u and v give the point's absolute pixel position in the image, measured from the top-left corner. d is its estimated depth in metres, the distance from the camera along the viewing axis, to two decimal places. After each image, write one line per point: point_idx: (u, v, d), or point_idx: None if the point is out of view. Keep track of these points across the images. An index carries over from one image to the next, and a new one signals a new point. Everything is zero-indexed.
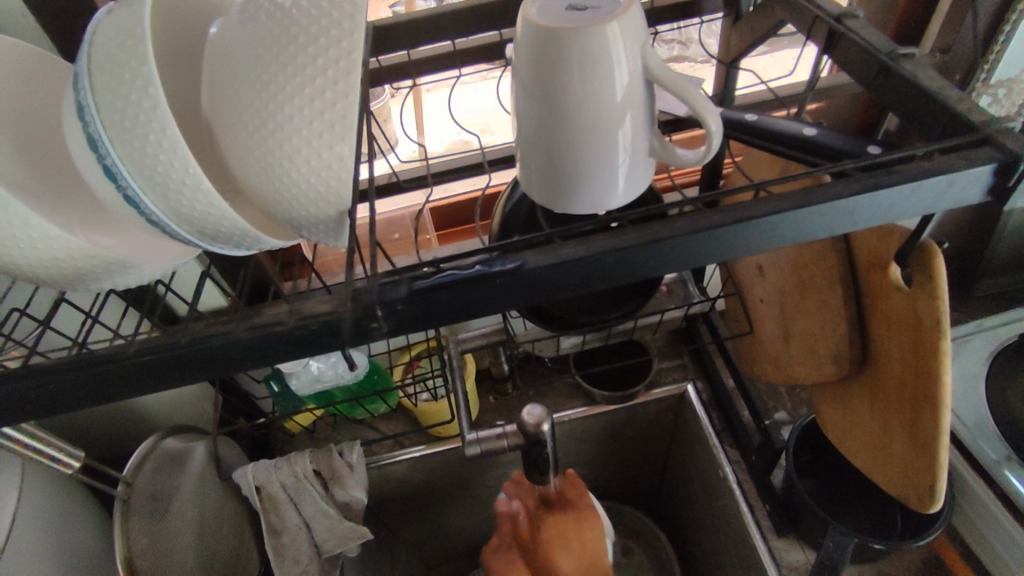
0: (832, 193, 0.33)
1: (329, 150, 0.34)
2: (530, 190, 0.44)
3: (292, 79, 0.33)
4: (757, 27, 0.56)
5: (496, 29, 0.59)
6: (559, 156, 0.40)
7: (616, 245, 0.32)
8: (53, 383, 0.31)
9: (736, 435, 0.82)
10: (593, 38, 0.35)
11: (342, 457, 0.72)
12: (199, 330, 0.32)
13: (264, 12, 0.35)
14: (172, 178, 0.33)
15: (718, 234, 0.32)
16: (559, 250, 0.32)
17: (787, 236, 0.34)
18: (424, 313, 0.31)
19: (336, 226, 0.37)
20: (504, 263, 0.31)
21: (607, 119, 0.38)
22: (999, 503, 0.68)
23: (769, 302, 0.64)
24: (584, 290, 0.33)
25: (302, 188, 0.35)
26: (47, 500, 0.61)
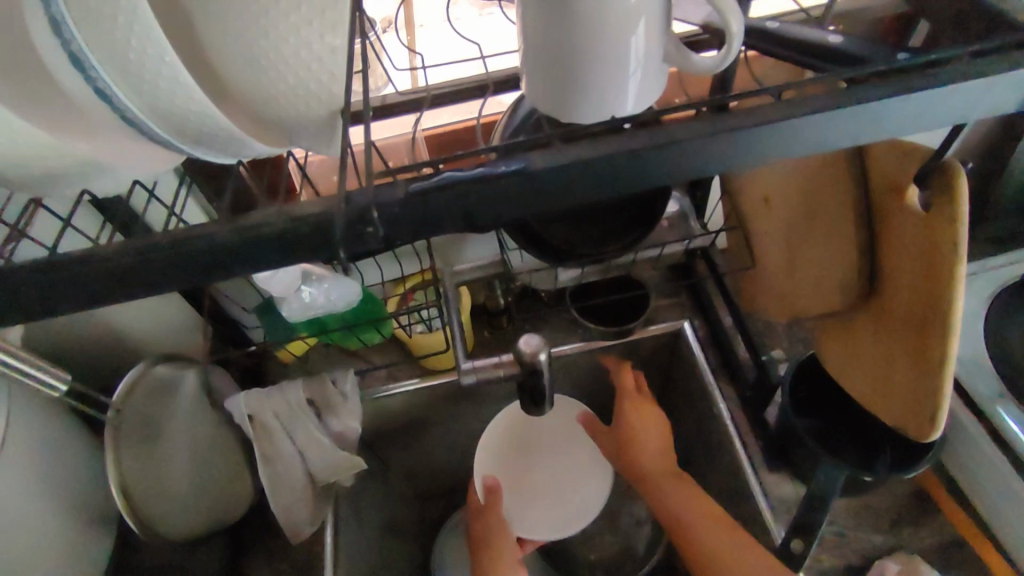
0: (859, 96, 0.31)
1: (319, 40, 0.31)
2: (533, 102, 0.41)
3: None
4: None
5: None
6: (567, 63, 0.37)
7: (630, 148, 0.29)
8: (27, 285, 0.29)
9: (731, 372, 0.82)
10: None
11: (335, 385, 0.73)
12: (181, 233, 0.30)
13: None
14: (147, 67, 0.31)
15: (736, 139, 0.30)
16: (567, 151, 0.30)
17: (809, 143, 0.32)
18: (421, 217, 0.29)
19: (327, 129, 0.35)
20: (509, 165, 0.29)
21: (622, 20, 0.35)
22: (988, 439, 0.69)
23: (774, 233, 0.63)
24: (592, 199, 0.31)
25: (291, 85, 0.33)
26: (37, 424, 0.60)
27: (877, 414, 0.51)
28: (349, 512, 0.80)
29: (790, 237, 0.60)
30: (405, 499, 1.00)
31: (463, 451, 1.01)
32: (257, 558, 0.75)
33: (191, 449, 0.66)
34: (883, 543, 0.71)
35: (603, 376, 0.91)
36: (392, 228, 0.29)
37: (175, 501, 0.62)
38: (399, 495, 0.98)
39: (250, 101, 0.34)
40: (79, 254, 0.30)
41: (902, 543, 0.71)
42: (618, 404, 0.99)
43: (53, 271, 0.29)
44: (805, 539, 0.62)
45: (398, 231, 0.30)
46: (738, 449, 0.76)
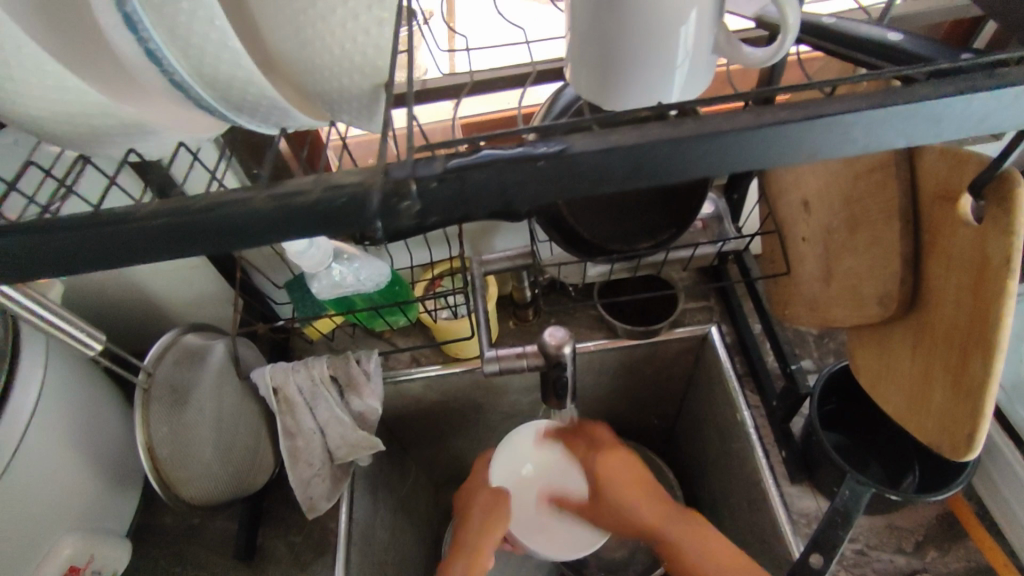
0: (917, 94, 0.30)
1: (367, 12, 0.31)
2: (578, 88, 0.40)
3: None
4: None
5: None
6: (614, 50, 0.36)
7: (675, 135, 0.29)
8: (68, 239, 0.30)
9: (758, 380, 0.80)
10: None
11: (359, 365, 0.71)
12: (219, 196, 0.30)
13: None
14: (197, 31, 0.31)
15: (786, 132, 0.29)
16: (610, 135, 0.29)
17: (863, 142, 0.30)
18: (457, 194, 0.29)
19: (370, 102, 0.35)
20: (549, 146, 0.29)
21: (673, 7, 0.34)
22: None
23: (813, 239, 0.61)
24: (630, 187, 0.31)
25: (336, 56, 0.33)
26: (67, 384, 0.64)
27: (910, 431, 0.49)
28: (365, 492, 0.81)
29: (831, 244, 0.58)
30: (420, 484, 1.01)
31: (480, 441, 1.01)
32: (273, 529, 0.77)
33: (216, 417, 0.67)
34: (906, 566, 0.69)
35: (626, 376, 0.91)
36: (427, 204, 0.29)
37: (196, 468, 0.63)
38: (414, 480, 0.99)
39: (295, 72, 0.34)
40: (120, 211, 0.30)
41: (926, 567, 0.69)
42: (639, 405, 0.98)
43: (94, 226, 0.30)
44: (825, 555, 0.60)
45: (434, 207, 0.29)
46: (760, 459, 0.74)
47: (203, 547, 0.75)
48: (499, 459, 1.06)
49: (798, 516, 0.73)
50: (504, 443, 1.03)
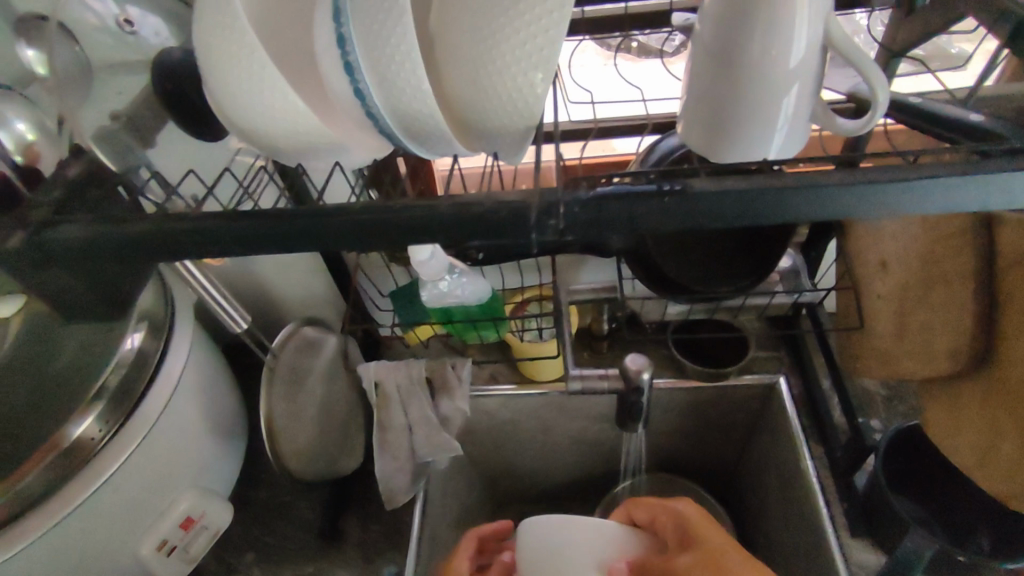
0: (990, 166, 0.35)
1: (532, 71, 0.39)
2: (690, 144, 0.47)
3: (513, 8, 0.39)
4: (931, 22, 0.56)
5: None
6: (725, 113, 0.43)
7: (780, 186, 0.35)
8: (292, 225, 0.39)
9: (824, 433, 0.83)
10: (783, 4, 0.38)
11: (454, 371, 0.79)
12: (407, 203, 0.38)
13: None
14: (400, 77, 0.40)
15: (874, 190, 0.35)
16: (724, 181, 0.36)
17: (940, 203, 0.36)
18: (595, 217, 0.37)
19: (521, 140, 0.43)
20: (673, 186, 0.36)
21: (780, 81, 0.41)
22: None
23: (887, 298, 0.66)
24: (736, 224, 0.37)
25: (503, 102, 0.41)
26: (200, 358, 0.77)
27: (979, 482, 0.52)
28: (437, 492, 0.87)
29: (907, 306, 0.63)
30: (482, 498, 1.07)
31: (543, 465, 1.06)
32: (354, 515, 0.84)
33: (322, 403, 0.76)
34: None
35: (691, 416, 0.94)
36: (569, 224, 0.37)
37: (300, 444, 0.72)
38: (477, 493, 1.05)
39: (463, 113, 0.43)
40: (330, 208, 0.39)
41: None
42: (701, 448, 1.01)
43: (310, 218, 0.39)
44: None
45: (575, 226, 0.37)
46: (821, 507, 0.76)
47: (292, 522, 0.83)
48: (558, 485, 1.11)
49: (856, 569, 0.74)
50: (564, 469, 1.07)
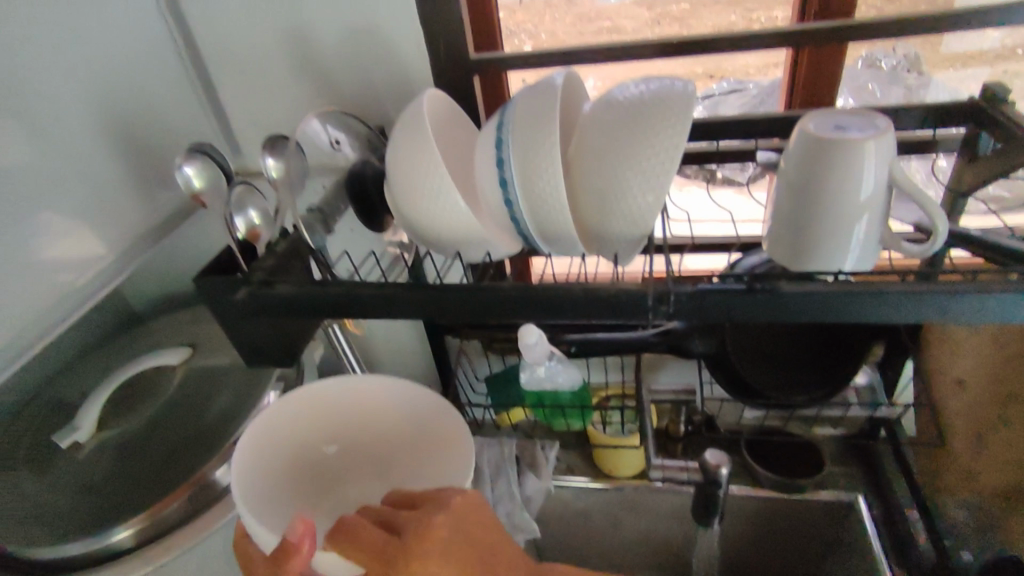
0: None
1: (649, 193, 0.50)
2: (776, 257, 0.56)
3: (634, 145, 0.50)
4: (993, 167, 0.64)
5: (754, 137, 0.71)
6: (804, 234, 0.52)
7: (857, 290, 0.43)
8: (453, 296, 0.50)
9: (907, 558, 0.81)
10: (853, 153, 0.48)
11: (543, 451, 0.86)
12: (545, 285, 0.49)
13: (618, 102, 0.52)
14: (544, 193, 0.51)
15: (939, 298, 0.43)
16: (808, 283, 0.45)
17: (996, 313, 0.43)
18: (698, 306, 0.46)
19: (636, 243, 0.54)
20: (763, 286, 0.45)
21: (853, 211, 0.50)
22: None
23: (974, 416, 0.71)
24: (816, 319, 0.46)
25: (623, 215, 0.52)
26: None
27: None
28: None
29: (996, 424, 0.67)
30: None
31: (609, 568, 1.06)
32: None
33: None
34: None
35: (766, 530, 0.94)
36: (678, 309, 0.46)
37: None
38: None
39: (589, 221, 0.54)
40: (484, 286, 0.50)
41: None
42: (773, 567, 0.99)
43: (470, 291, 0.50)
44: None
45: (684, 311, 0.46)
46: None
47: None
48: None
49: None
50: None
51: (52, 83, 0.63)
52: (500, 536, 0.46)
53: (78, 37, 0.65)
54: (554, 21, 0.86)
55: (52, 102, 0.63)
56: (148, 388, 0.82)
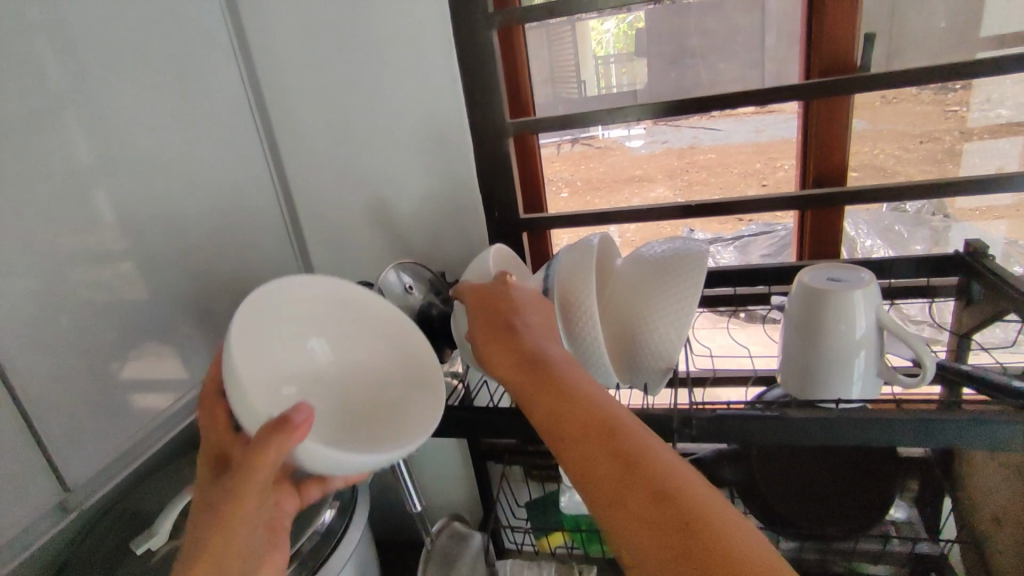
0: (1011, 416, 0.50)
1: (671, 333, 0.60)
2: (788, 389, 0.63)
3: (657, 295, 0.60)
4: (987, 311, 0.72)
5: (766, 283, 0.81)
6: (810, 370, 0.60)
7: (855, 417, 0.52)
8: None
9: None
10: (843, 300, 0.57)
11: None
12: None
13: (643, 257, 0.64)
14: (582, 332, 0.61)
15: (923, 425, 0.51)
16: (811, 411, 0.53)
17: (977, 439, 0.51)
18: (718, 430, 0.54)
19: (661, 376, 0.62)
20: (773, 413, 0.53)
21: (849, 350, 0.58)
22: None
23: (1007, 552, 0.72)
24: (821, 442, 0.54)
25: (649, 351, 0.61)
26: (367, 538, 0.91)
27: None
28: None
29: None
30: None
31: None
32: None
33: None
34: None
35: None
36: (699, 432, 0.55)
37: None
38: None
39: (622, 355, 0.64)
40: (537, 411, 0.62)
41: None
42: None
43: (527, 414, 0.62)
44: None
45: (705, 433, 0.55)
46: None
47: None
48: None
49: None
50: None
51: (183, 238, 0.79)
52: (581, 414, 0.43)
53: (201, 200, 0.82)
54: (593, 179, 0.99)
55: (177, 249, 0.78)
56: None
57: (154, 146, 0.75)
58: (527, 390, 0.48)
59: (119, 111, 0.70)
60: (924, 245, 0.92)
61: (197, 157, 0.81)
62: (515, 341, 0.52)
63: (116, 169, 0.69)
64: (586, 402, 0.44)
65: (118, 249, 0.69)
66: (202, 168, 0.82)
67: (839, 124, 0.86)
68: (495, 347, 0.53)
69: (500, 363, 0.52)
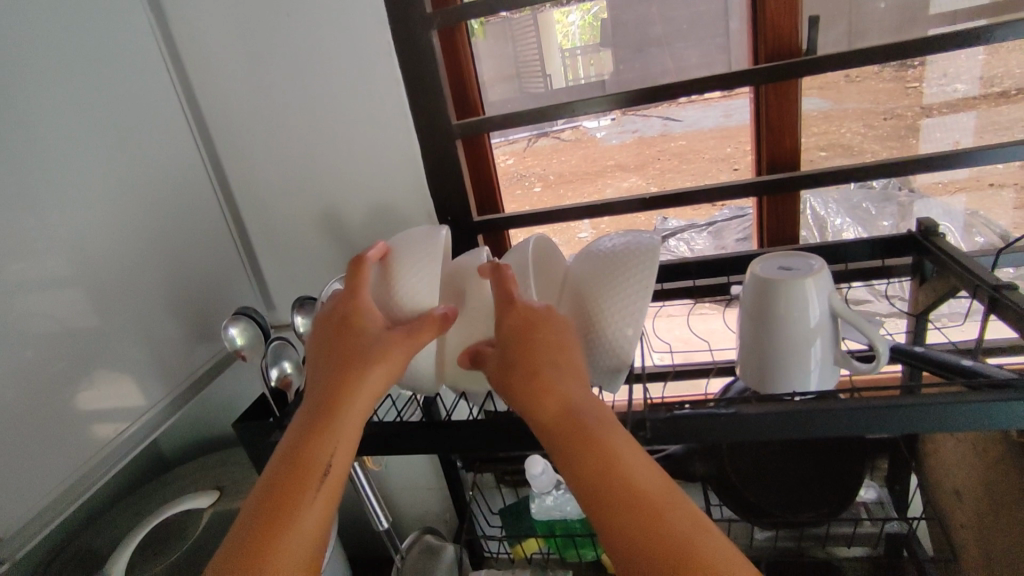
0: (964, 397, 0.50)
1: (623, 333, 0.58)
2: (745, 381, 0.62)
3: (608, 294, 0.58)
4: (940, 290, 0.72)
5: (725, 274, 0.80)
6: (765, 361, 0.59)
7: (808, 409, 0.51)
8: None
9: None
10: (794, 289, 0.55)
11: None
12: None
13: (593, 256, 0.62)
14: None
15: (876, 412, 0.51)
16: (764, 405, 0.52)
17: (931, 423, 0.50)
18: (672, 430, 0.53)
19: (614, 378, 0.60)
20: (727, 410, 0.52)
21: (803, 338, 0.57)
22: None
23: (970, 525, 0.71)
24: (777, 437, 0.53)
25: (601, 353, 0.59)
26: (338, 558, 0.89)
27: None
28: None
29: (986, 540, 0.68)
30: None
31: None
32: None
33: None
34: None
35: None
36: (656, 436, 0.54)
37: None
38: None
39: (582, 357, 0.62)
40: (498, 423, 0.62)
41: None
42: None
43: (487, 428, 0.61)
44: None
45: (665, 437, 0.54)
46: None
47: None
48: None
49: None
50: None
51: (126, 261, 0.75)
52: (626, 498, 0.44)
53: (146, 220, 0.78)
54: (568, 171, 0.98)
55: (121, 271, 0.74)
56: (176, 530, 0.86)
57: (88, 163, 0.71)
58: (571, 449, 0.47)
59: (45, 128, 0.66)
60: (892, 221, 0.93)
61: (139, 177, 0.78)
62: (553, 383, 0.50)
63: (42, 192, 0.65)
64: (635, 485, 0.45)
65: (56, 278, 0.65)
66: (144, 188, 0.78)
67: (789, 116, 0.86)
68: (526, 393, 0.50)
69: (544, 406, 0.49)
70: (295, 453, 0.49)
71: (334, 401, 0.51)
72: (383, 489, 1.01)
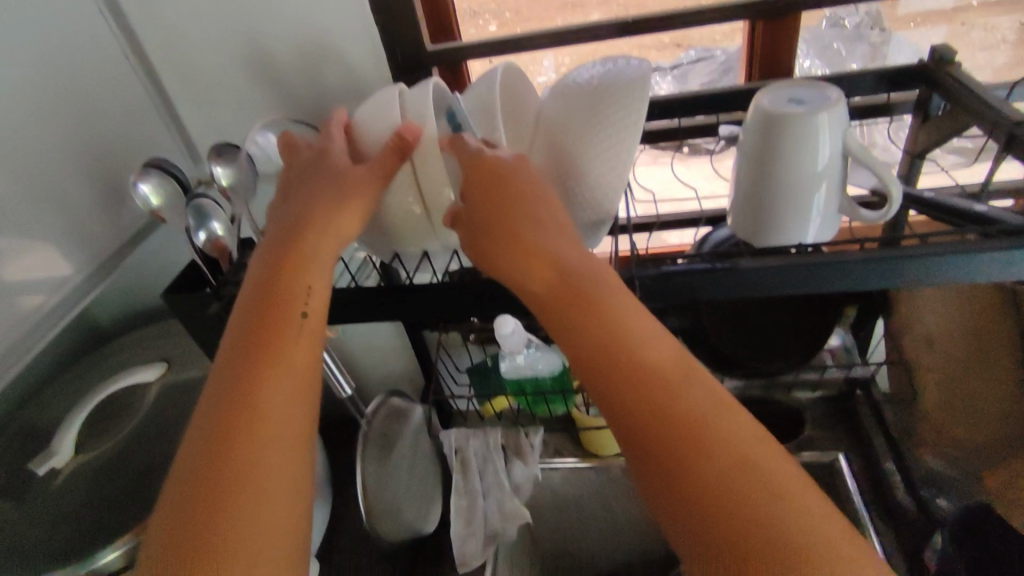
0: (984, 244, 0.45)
1: (607, 180, 0.50)
2: (738, 232, 0.57)
3: (592, 134, 0.50)
4: (947, 128, 0.65)
5: (714, 113, 0.71)
6: (763, 209, 0.53)
7: (813, 262, 0.46)
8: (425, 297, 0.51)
9: (888, 511, 0.85)
10: (808, 123, 0.48)
11: (527, 439, 0.87)
12: None
13: (572, 89, 0.52)
14: None
15: (885, 262, 0.46)
16: (766, 258, 0.47)
17: (942, 273, 0.46)
18: (661, 288, 0.48)
19: (594, 229, 0.54)
20: (724, 264, 0.47)
21: (808, 182, 0.50)
22: None
23: (936, 369, 0.76)
24: (774, 293, 0.48)
25: (582, 204, 0.52)
26: None
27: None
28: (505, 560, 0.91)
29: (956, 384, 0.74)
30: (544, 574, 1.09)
31: (603, 542, 1.09)
32: None
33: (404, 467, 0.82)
34: None
35: None
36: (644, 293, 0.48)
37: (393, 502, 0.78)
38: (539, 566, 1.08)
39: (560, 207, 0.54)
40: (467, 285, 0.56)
41: None
42: None
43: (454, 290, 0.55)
44: None
45: (654, 293, 0.48)
46: None
47: None
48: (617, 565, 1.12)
49: None
50: (627, 549, 1.10)
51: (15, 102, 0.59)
52: (630, 364, 0.38)
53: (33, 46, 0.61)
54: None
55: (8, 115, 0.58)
56: (125, 404, 0.81)
57: None
58: (572, 321, 0.41)
59: None
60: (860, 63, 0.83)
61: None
62: (535, 246, 0.45)
63: None
64: (645, 351, 0.39)
65: None
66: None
67: None
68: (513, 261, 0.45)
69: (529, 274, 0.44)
70: (252, 345, 0.43)
71: (282, 297, 0.45)
72: (344, 352, 0.97)
